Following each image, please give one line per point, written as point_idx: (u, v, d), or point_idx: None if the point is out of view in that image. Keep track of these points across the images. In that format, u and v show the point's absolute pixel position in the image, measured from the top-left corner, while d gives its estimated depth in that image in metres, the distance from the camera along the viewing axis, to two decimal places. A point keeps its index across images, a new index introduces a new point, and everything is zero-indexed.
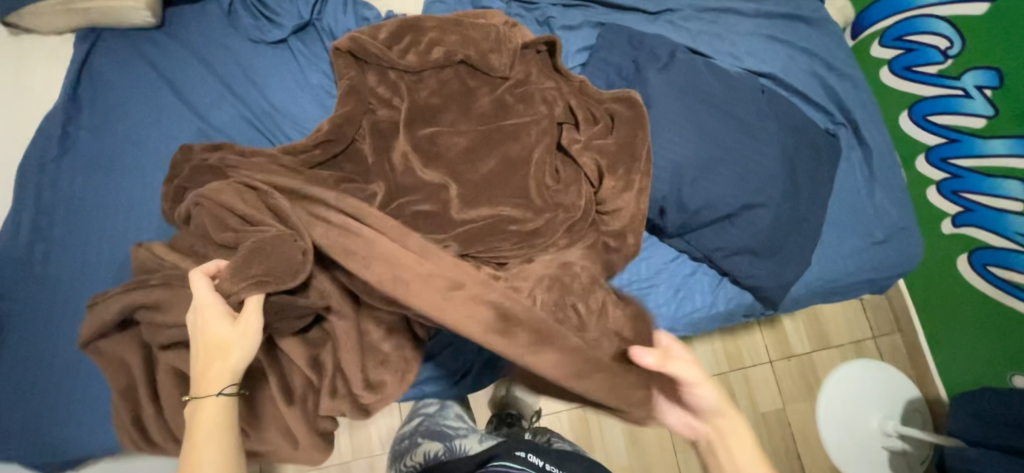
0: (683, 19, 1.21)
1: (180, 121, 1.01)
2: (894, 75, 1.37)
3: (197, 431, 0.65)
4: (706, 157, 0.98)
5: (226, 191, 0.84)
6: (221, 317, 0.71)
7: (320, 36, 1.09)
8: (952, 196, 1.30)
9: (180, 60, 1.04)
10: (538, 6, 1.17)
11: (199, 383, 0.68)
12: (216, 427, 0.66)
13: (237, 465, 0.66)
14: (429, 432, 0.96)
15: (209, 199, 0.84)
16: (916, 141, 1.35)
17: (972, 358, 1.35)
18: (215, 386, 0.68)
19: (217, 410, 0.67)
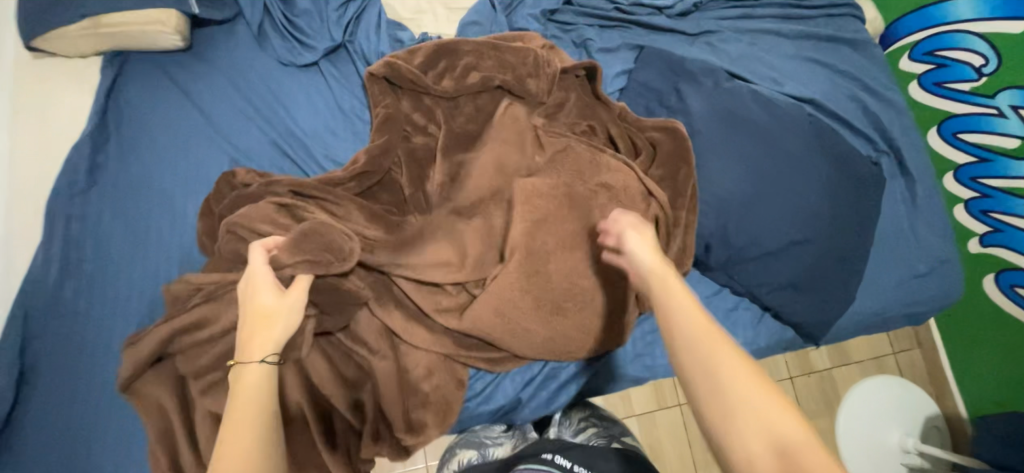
0: (723, 40, 1.18)
1: (209, 148, 0.97)
2: (924, 90, 1.30)
3: (238, 395, 0.63)
4: (753, 192, 0.96)
5: (261, 214, 0.85)
6: (269, 287, 0.73)
7: (352, 59, 1.06)
8: (980, 214, 1.26)
9: (208, 84, 1.00)
10: (575, 28, 1.14)
11: (246, 344, 0.68)
12: (258, 397, 0.63)
13: (274, 438, 0.62)
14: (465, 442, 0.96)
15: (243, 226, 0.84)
16: (946, 158, 1.31)
17: (1003, 381, 1.32)
18: (259, 354, 0.67)
19: (261, 377, 0.65)
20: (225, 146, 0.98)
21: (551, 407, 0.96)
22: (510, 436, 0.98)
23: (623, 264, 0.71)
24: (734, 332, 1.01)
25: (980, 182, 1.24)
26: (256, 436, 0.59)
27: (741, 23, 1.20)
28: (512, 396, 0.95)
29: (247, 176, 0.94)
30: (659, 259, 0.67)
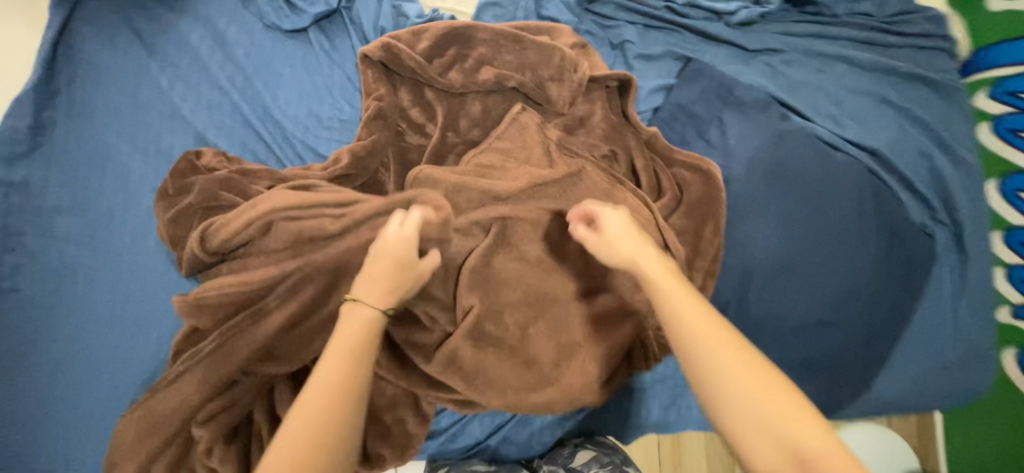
0: (785, 62, 1.00)
1: (173, 119, 0.85)
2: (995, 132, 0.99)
3: (338, 348, 0.56)
4: (786, 257, 0.83)
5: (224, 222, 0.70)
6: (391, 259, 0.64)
7: (348, 31, 0.90)
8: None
9: (178, 42, 0.86)
10: (614, 25, 0.96)
11: (364, 284, 0.62)
12: (352, 362, 0.55)
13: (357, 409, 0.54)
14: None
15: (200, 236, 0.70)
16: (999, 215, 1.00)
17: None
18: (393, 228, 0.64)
19: (361, 334, 0.58)
20: (191, 119, 0.85)
21: (525, 452, 0.91)
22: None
23: (589, 236, 0.68)
24: None
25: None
26: (338, 412, 0.52)
27: (811, 43, 1.01)
28: (478, 438, 0.90)
29: (211, 161, 0.81)
30: (623, 218, 0.69)
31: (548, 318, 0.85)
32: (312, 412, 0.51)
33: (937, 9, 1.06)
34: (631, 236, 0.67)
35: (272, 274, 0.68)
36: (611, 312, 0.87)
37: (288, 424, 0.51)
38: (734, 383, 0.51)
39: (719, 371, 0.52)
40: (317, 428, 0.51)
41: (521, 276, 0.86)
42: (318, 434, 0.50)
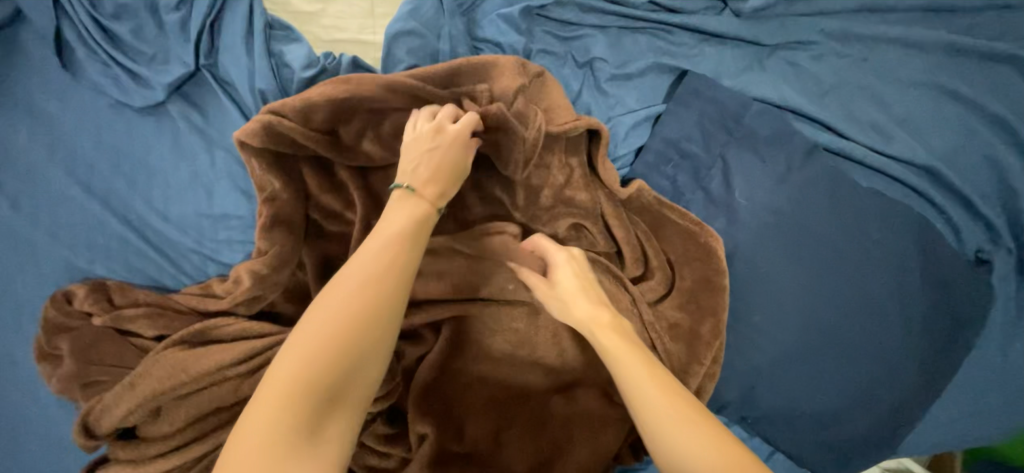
0: (815, 56, 0.74)
1: (29, 247, 0.67)
2: None
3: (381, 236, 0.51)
4: (801, 338, 0.69)
5: (125, 392, 0.59)
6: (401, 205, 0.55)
7: (220, 96, 0.68)
8: None
9: (7, 143, 0.67)
10: (578, 35, 0.71)
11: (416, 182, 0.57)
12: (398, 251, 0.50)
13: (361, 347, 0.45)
14: None
15: (98, 406, 0.59)
16: None
17: None
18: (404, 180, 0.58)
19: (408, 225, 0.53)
20: (52, 244, 0.68)
21: None
22: None
23: (539, 288, 0.65)
24: None
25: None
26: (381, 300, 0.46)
27: (850, 23, 0.74)
28: None
29: (86, 304, 0.65)
30: (568, 261, 0.65)
31: (524, 427, 0.73)
32: (346, 297, 0.45)
33: None
34: (574, 263, 0.65)
35: (179, 462, 0.59)
36: (599, 409, 0.74)
37: (312, 321, 0.44)
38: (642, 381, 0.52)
39: (683, 452, 0.45)
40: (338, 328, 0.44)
41: (489, 379, 0.73)
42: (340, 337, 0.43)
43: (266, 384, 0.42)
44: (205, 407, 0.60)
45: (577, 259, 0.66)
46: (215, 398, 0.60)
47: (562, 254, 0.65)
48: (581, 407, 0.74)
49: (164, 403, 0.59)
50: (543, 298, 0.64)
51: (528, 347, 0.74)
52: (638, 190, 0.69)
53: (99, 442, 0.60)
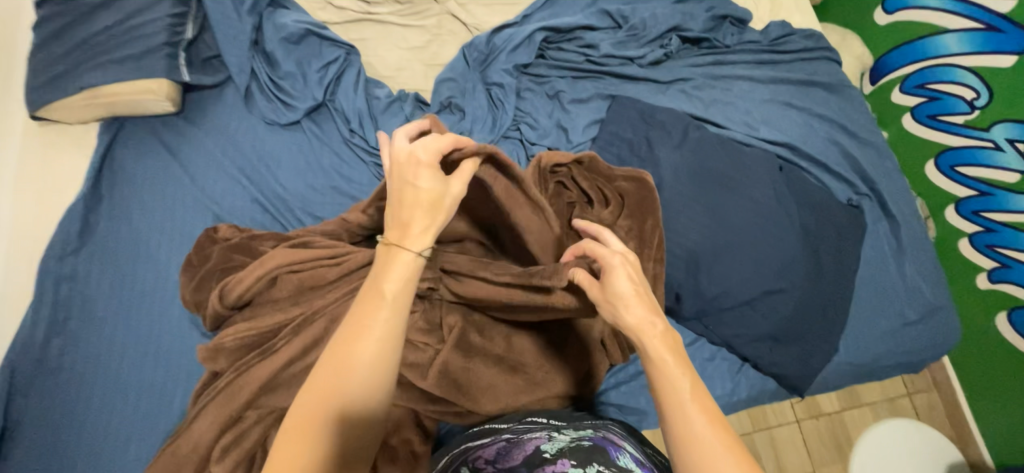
0: (695, 87, 1.19)
1: (193, 208, 1.02)
2: (918, 123, 1.32)
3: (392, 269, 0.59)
4: (723, 241, 0.97)
5: (250, 273, 0.86)
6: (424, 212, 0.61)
7: (333, 116, 1.11)
8: (987, 249, 1.22)
9: (196, 144, 1.07)
10: (548, 80, 1.18)
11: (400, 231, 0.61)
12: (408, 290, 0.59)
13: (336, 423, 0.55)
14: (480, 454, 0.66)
15: (230, 283, 0.86)
16: (940, 189, 1.30)
17: (1001, 421, 1.25)
18: (416, 246, 0.60)
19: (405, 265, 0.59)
20: (209, 204, 1.03)
21: (573, 436, 0.66)
22: (545, 435, 0.68)
23: (590, 287, 0.63)
24: (713, 384, 0.99)
25: (984, 216, 1.20)
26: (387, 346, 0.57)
27: (712, 69, 1.21)
28: (514, 437, 0.68)
29: (227, 232, 0.96)
30: (624, 263, 0.62)
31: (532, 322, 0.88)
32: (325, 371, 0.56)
33: (810, 27, 1.27)
34: (627, 268, 0.61)
35: (281, 317, 0.85)
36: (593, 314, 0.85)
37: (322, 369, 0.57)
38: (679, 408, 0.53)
39: None
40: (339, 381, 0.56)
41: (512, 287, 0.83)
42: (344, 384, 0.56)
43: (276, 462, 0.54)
44: (305, 286, 0.87)
45: (631, 264, 0.62)
46: (311, 277, 0.88)
47: (618, 257, 0.62)
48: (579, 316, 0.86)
49: (279, 275, 0.87)
50: (601, 302, 0.62)
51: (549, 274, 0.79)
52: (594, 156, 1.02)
53: (227, 309, 0.87)
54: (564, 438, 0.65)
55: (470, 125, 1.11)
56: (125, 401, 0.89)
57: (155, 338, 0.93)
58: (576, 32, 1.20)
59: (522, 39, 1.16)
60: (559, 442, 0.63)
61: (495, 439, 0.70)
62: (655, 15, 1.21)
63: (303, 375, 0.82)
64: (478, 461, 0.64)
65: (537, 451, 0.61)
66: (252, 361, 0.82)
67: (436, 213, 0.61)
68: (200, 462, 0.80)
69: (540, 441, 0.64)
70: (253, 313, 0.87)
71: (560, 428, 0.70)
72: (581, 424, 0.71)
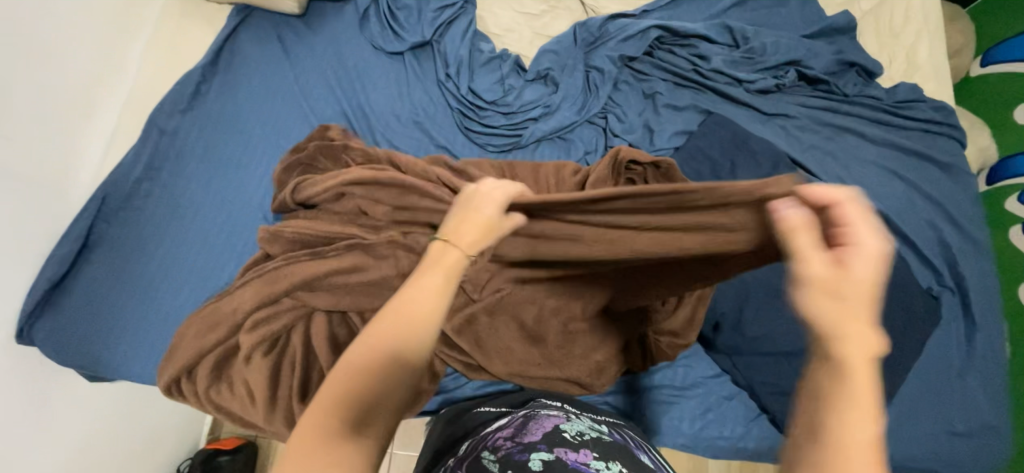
0: (798, 127, 1.13)
1: (289, 105, 1.09)
2: None
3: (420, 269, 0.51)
4: (779, 286, 0.94)
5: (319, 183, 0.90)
6: (488, 217, 0.57)
7: (434, 57, 1.14)
8: None
9: (306, 48, 1.13)
10: (649, 79, 1.15)
11: (466, 237, 0.54)
12: (437, 298, 0.50)
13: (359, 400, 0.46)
14: (498, 428, 0.71)
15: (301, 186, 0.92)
16: None
17: None
18: (464, 246, 0.54)
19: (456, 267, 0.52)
20: (304, 105, 1.09)
21: (590, 427, 0.69)
22: (561, 414, 0.72)
23: (813, 263, 0.40)
24: (721, 422, 0.96)
25: None
26: (400, 362, 0.47)
27: (821, 114, 1.14)
28: (529, 414, 0.72)
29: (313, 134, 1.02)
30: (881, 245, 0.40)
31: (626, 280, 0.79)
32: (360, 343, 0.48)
33: (944, 99, 1.17)
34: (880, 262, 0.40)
35: (337, 229, 0.88)
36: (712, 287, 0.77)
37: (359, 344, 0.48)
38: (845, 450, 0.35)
39: None
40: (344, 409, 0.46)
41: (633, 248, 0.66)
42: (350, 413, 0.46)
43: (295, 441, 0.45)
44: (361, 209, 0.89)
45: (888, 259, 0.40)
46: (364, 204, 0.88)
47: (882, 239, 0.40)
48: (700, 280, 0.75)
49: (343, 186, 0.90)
50: (820, 281, 0.39)
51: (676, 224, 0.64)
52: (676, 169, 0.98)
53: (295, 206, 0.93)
54: (583, 425, 0.69)
55: (560, 101, 1.11)
56: (185, 255, 0.98)
57: (224, 210, 1.01)
58: (691, 39, 1.17)
59: (636, 31, 1.15)
60: (578, 428, 0.67)
61: (512, 418, 0.74)
62: (778, 43, 1.16)
63: (341, 282, 0.84)
64: (496, 440, 0.66)
65: (557, 430, 0.65)
66: (302, 258, 0.86)
67: (490, 231, 0.57)
68: (235, 326, 0.88)
69: (559, 421, 0.68)
70: (314, 216, 0.92)
71: (576, 413, 0.74)
72: (597, 417, 0.75)
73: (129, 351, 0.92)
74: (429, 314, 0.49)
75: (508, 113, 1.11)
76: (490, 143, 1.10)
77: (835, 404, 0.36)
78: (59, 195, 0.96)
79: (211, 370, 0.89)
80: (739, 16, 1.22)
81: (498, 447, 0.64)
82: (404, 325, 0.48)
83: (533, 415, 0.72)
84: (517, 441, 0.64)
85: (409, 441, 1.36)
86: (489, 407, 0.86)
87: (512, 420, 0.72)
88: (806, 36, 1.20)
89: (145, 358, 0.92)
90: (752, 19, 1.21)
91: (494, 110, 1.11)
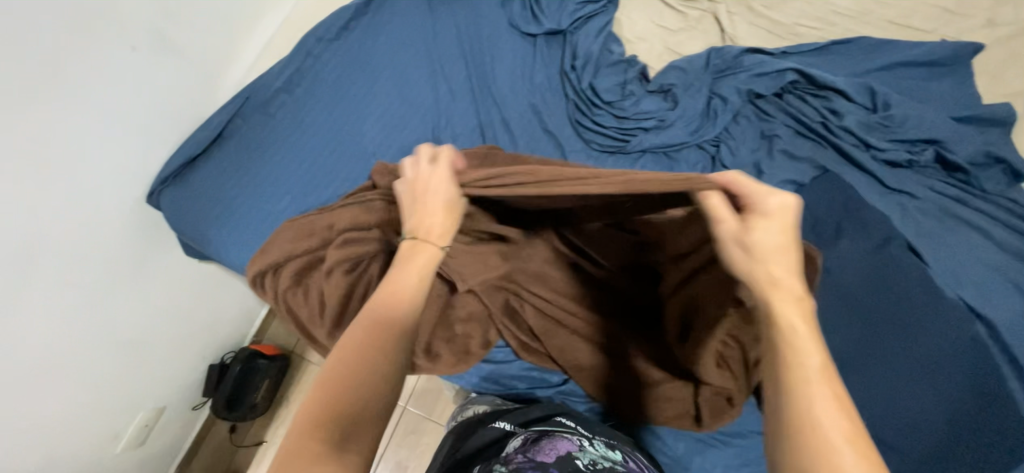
0: (918, 209, 1.06)
1: (422, 59, 1.15)
2: None
3: (406, 267, 0.67)
4: (853, 358, 0.89)
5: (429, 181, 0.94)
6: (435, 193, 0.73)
7: (564, 46, 1.17)
8: None
9: (449, 10, 1.19)
10: (770, 120, 1.12)
11: (414, 225, 0.71)
12: (407, 301, 0.63)
13: (372, 360, 0.58)
14: (515, 439, 0.82)
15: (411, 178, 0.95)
16: None
17: None
18: (426, 234, 0.70)
19: (430, 256, 0.68)
20: (433, 63, 1.15)
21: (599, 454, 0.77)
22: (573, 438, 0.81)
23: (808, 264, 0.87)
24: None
25: None
26: (386, 347, 0.59)
27: (948, 203, 1.06)
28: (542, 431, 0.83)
29: None
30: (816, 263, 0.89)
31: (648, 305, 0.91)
32: (378, 314, 0.61)
33: None
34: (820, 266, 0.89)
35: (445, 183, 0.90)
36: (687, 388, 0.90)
37: (374, 308, 0.62)
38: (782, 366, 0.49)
39: None
40: (335, 405, 0.54)
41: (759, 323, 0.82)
42: (344, 402, 0.55)
43: (314, 396, 0.55)
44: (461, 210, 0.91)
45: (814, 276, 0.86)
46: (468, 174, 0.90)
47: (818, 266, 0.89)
48: None
49: None
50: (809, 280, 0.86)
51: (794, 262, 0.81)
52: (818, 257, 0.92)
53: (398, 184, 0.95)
54: (594, 453, 0.76)
55: (675, 119, 1.11)
56: (294, 168, 1.07)
57: (341, 138, 1.10)
58: (828, 91, 1.12)
59: (771, 70, 1.11)
60: (589, 455, 0.75)
61: (527, 434, 0.83)
62: (922, 118, 1.09)
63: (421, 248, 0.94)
64: (512, 457, 0.73)
65: (571, 457, 0.72)
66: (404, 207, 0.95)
67: (441, 217, 0.72)
68: (325, 240, 0.96)
69: (570, 446, 0.77)
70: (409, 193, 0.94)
71: (588, 439, 0.82)
72: (610, 443, 0.83)
73: (231, 235, 1.03)
74: (415, 278, 0.66)
75: (620, 117, 1.11)
76: (595, 141, 1.11)
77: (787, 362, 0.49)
78: (212, 87, 1.07)
79: (290, 276, 0.96)
80: (888, 80, 1.15)
81: (512, 458, 0.72)
82: (375, 322, 0.61)
83: (545, 432, 0.83)
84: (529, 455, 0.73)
85: (421, 402, 1.44)
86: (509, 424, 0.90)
87: (531, 434, 0.83)
88: (957, 119, 1.11)
89: (239, 248, 1.03)
90: (900, 86, 1.14)
91: (608, 111, 1.12)
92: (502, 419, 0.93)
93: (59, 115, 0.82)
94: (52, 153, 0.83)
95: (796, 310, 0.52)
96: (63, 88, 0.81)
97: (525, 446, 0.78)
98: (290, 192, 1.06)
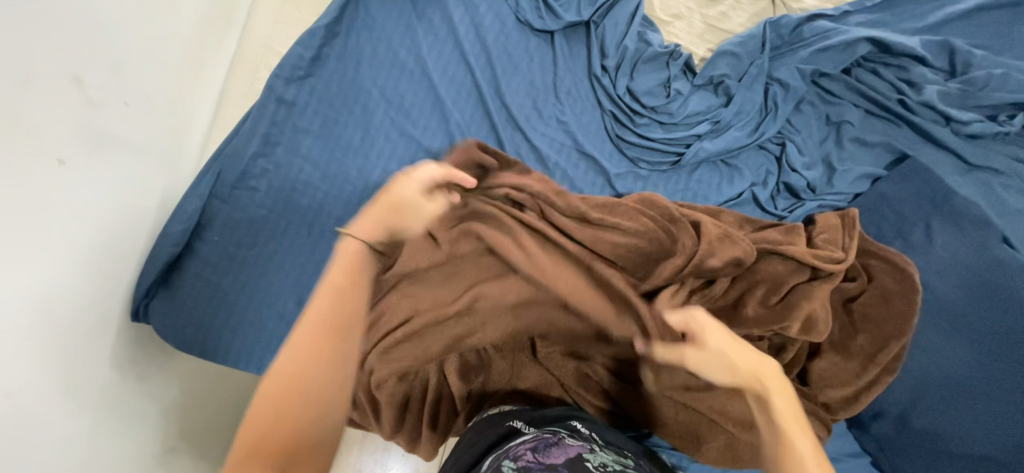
0: (1005, 187, 0.91)
1: (420, 83, 0.94)
2: None
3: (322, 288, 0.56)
4: (966, 383, 0.80)
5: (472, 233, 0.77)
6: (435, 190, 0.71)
7: (589, 42, 0.96)
8: None
9: (443, 13, 0.96)
10: (838, 102, 0.97)
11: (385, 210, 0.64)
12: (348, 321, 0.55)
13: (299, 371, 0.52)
14: (518, 437, 0.64)
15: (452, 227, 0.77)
16: None
17: None
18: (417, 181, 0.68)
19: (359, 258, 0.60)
20: (435, 85, 0.94)
21: (610, 460, 0.60)
22: (585, 442, 0.64)
23: (890, 281, 0.83)
24: None
25: None
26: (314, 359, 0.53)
27: None
28: (551, 430, 0.65)
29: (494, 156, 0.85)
30: (907, 277, 0.82)
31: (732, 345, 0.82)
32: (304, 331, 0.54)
33: None
34: (907, 279, 0.82)
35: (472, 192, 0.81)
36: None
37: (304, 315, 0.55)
38: (775, 435, 0.54)
39: None
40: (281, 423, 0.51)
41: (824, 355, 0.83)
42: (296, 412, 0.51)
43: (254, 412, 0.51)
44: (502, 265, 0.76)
45: (904, 293, 0.81)
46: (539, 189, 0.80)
47: (910, 280, 0.82)
48: (842, 376, 0.82)
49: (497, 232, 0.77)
50: (891, 296, 0.82)
51: (854, 287, 0.84)
52: (915, 276, 0.82)
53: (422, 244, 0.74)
54: (607, 457, 0.61)
55: (731, 117, 0.95)
56: (295, 247, 0.90)
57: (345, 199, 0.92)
58: (903, 58, 0.96)
59: (839, 41, 0.94)
60: (602, 459, 0.60)
61: (534, 431, 0.66)
62: (1010, 76, 0.93)
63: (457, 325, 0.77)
64: (519, 453, 0.60)
65: (579, 458, 0.58)
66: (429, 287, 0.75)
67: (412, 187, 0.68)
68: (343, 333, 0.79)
69: (583, 450, 0.61)
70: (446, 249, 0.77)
71: (602, 443, 0.65)
72: (621, 448, 0.66)
73: (246, 339, 0.89)
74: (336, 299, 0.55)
75: (668, 125, 0.95)
76: (642, 157, 0.95)
77: (783, 424, 0.55)
78: (170, 164, 0.87)
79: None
80: (961, 31, 0.99)
81: (519, 457, 0.59)
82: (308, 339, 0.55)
83: (556, 433, 0.65)
84: (539, 463, 0.57)
85: None
86: (518, 420, 0.69)
87: (534, 429, 0.66)
88: None
89: (260, 350, 0.89)
90: (977, 38, 0.99)
91: (652, 118, 0.95)
92: (512, 413, 0.73)
93: (38, 273, 0.63)
94: (56, 318, 0.66)
95: (777, 386, 0.58)
96: (24, 239, 0.61)
97: (531, 448, 0.61)
98: (303, 276, 0.90)
